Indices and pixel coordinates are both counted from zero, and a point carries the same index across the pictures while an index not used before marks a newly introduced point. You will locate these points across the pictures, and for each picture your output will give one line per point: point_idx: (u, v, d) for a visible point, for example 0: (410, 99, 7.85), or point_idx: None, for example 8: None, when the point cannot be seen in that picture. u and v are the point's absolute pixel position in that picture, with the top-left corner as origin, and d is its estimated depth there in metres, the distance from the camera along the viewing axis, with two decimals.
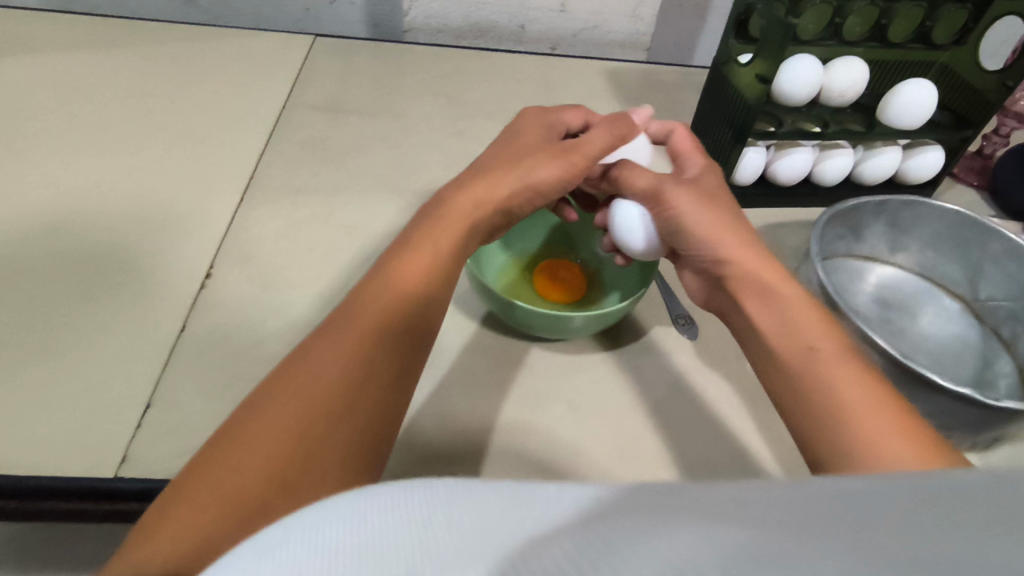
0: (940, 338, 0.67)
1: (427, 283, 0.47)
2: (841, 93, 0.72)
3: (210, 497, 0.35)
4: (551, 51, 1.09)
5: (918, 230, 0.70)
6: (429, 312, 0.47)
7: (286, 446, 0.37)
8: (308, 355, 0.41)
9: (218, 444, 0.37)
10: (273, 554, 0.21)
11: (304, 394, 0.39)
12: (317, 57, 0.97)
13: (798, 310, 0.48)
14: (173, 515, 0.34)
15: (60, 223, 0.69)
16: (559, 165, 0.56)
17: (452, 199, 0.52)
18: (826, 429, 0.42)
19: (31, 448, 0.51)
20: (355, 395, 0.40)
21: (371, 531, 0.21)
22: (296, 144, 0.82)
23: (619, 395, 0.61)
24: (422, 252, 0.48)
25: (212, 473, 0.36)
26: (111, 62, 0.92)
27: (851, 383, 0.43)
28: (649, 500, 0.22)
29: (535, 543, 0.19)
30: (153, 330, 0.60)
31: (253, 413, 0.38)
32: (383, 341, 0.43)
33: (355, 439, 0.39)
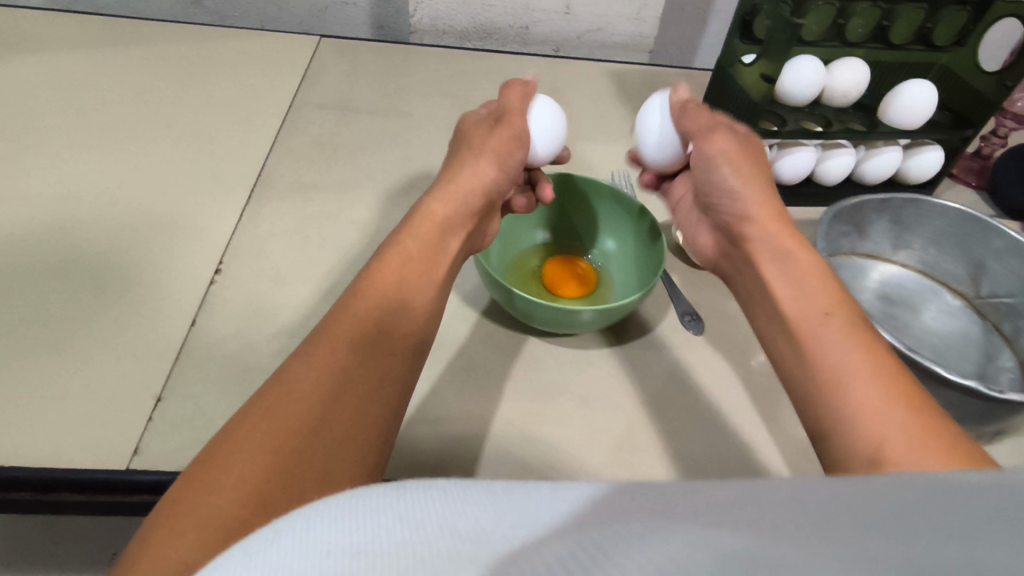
0: (942, 334, 0.68)
1: (402, 282, 0.48)
2: (844, 93, 0.73)
3: (186, 520, 0.31)
4: (555, 53, 1.10)
5: (921, 227, 0.71)
6: (407, 310, 0.47)
7: (265, 465, 0.34)
8: (283, 373, 0.39)
9: (194, 470, 0.34)
10: (263, 550, 0.21)
11: (281, 407, 0.37)
12: (324, 56, 0.98)
13: (810, 281, 0.49)
14: (148, 546, 0.30)
15: (71, 219, 0.69)
16: (499, 132, 0.60)
17: (424, 202, 0.56)
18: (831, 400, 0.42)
19: (43, 439, 0.51)
20: (336, 405, 0.38)
21: (362, 530, 0.21)
22: (304, 142, 0.83)
23: (627, 390, 0.62)
24: (390, 259, 0.49)
25: (186, 499, 0.32)
26: (119, 61, 0.92)
27: (854, 352, 0.43)
28: (640, 500, 0.22)
29: (526, 545, 0.19)
30: (165, 324, 0.60)
31: (228, 436, 0.36)
32: (359, 349, 0.42)
33: (337, 455, 0.37)
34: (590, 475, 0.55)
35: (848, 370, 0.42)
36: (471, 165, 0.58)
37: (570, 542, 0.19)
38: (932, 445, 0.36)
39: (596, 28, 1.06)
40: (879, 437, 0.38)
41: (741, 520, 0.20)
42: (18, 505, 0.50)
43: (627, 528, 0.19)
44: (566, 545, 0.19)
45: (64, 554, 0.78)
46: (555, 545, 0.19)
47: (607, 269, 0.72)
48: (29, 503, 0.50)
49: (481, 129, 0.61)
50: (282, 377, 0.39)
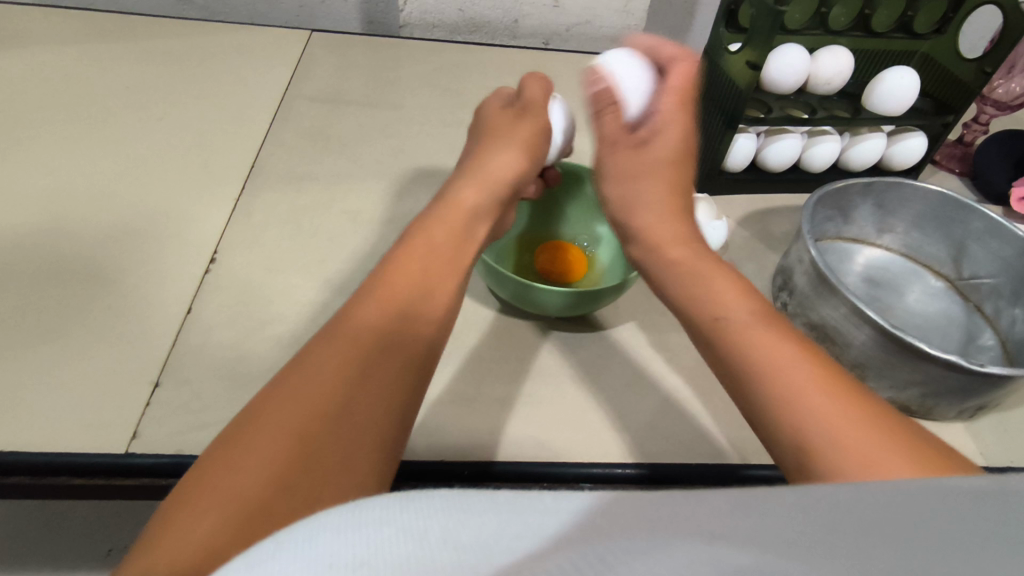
0: (925, 314, 0.70)
1: (425, 270, 0.47)
2: (828, 81, 0.74)
3: (212, 503, 0.31)
4: (543, 46, 1.11)
5: (903, 211, 0.73)
6: (430, 296, 0.46)
7: (288, 447, 0.34)
8: (307, 356, 0.39)
9: (218, 452, 0.34)
10: (266, 561, 0.21)
11: (302, 393, 0.37)
12: (314, 50, 0.98)
13: (713, 279, 0.48)
14: (175, 525, 0.30)
15: (64, 212, 0.70)
16: (529, 125, 0.61)
17: (453, 189, 0.55)
18: (751, 396, 0.40)
19: (41, 425, 0.51)
20: (362, 391, 0.38)
21: (364, 542, 0.21)
22: (296, 134, 0.83)
23: (619, 372, 0.63)
24: (417, 245, 0.48)
25: (212, 482, 0.32)
26: (109, 56, 0.92)
27: (766, 341, 0.42)
28: (642, 509, 0.23)
29: (531, 558, 0.20)
30: (160, 312, 0.61)
31: (252, 418, 0.36)
32: (383, 337, 0.42)
33: (359, 441, 0.37)
34: (583, 454, 0.56)
35: (766, 354, 0.41)
36: (501, 154, 0.58)
37: (574, 553, 0.19)
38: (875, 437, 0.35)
39: (584, 21, 1.07)
40: (817, 429, 0.36)
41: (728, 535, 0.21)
42: (17, 491, 0.50)
43: (628, 542, 0.20)
44: (569, 556, 0.19)
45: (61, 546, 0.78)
46: (556, 559, 0.19)
47: (596, 257, 0.73)
48: (29, 488, 0.49)
49: (506, 122, 0.62)
50: (305, 360, 0.39)
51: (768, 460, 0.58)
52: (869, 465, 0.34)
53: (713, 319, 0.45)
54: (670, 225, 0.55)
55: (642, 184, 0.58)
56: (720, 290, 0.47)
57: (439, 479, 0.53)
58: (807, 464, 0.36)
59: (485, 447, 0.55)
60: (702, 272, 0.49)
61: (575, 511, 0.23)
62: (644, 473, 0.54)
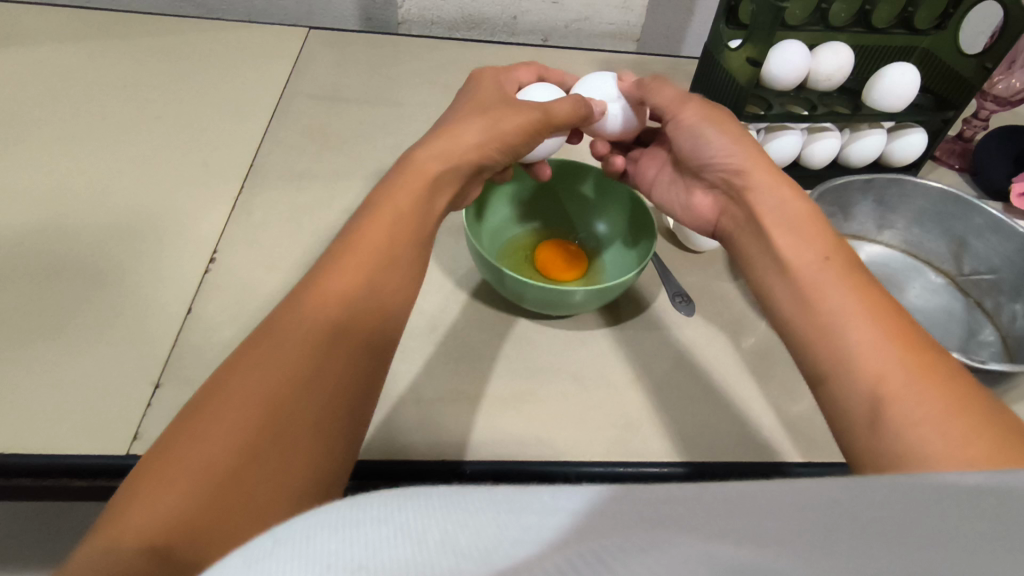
0: (926, 311, 0.69)
1: (388, 240, 0.46)
2: (828, 76, 0.74)
3: (177, 470, 0.32)
4: (543, 42, 1.10)
5: (904, 207, 0.73)
6: (396, 265, 0.46)
7: (255, 417, 0.35)
8: (271, 328, 0.39)
9: (181, 421, 0.34)
10: (262, 559, 0.20)
11: (267, 364, 0.37)
12: (312, 47, 0.98)
13: (809, 231, 0.51)
14: (137, 494, 0.31)
15: (63, 211, 0.69)
16: (518, 111, 0.58)
17: (415, 154, 0.53)
18: (833, 346, 0.43)
19: (41, 427, 0.51)
20: (326, 361, 0.39)
21: (361, 542, 0.20)
22: (295, 132, 0.83)
23: (621, 369, 0.63)
24: (382, 214, 0.47)
25: (176, 451, 0.33)
26: (106, 54, 0.92)
27: (852, 291, 0.45)
28: (641, 505, 0.22)
29: (528, 561, 0.19)
30: (160, 312, 0.60)
31: (215, 389, 0.36)
32: (347, 308, 0.42)
33: (326, 409, 0.37)
34: (585, 451, 0.56)
35: (846, 303, 0.44)
36: (479, 135, 0.56)
37: (570, 555, 0.19)
38: (945, 391, 0.38)
39: (583, 17, 1.07)
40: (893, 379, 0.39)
41: (728, 530, 0.20)
42: (18, 492, 0.50)
43: (627, 542, 0.19)
44: (567, 556, 0.19)
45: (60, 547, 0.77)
46: (550, 562, 0.19)
47: (602, 255, 0.72)
48: (31, 489, 0.50)
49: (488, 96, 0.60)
50: (269, 332, 0.39)
51: (770, 457, 0.58)
52: (942, 414, 0.36)
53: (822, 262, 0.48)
54: (770, 170, 0.55)
55: (738, 141, 0.57)
56: (813, 241, 0.50)
57: (441, 477, 0.53)
58: (879, 411, 0.39)
59: (486, 446, 0.55)
60: (800, 222, 0.52)
61: (576, 511, 0.22)
62: (646, 471, 0.54)
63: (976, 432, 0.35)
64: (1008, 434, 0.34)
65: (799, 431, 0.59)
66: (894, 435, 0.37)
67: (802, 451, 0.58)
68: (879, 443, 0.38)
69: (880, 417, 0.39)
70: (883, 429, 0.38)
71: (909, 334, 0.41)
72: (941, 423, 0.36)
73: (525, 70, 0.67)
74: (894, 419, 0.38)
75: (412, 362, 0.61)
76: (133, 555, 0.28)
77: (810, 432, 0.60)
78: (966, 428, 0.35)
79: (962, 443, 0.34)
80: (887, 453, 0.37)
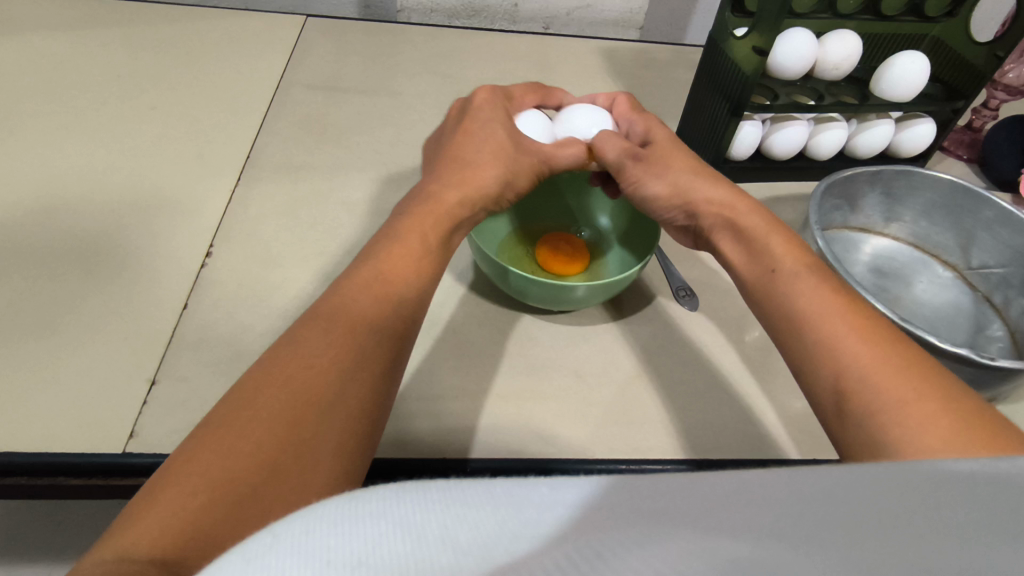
0: (934, 305, 0.69)
1: (409, 267, 0.46)
2: (835, 66, 0.72)
3: (200, 483, 0.31)
4: (544, 30, 1.08)
5: (912, 200, 0.72)
6: (421, 297, 0.46)
7: (279, 434, 0.34)
8: (298, 344, 0.39)
9: (204, 433, 0.33)
10: (262, 555, 0.19)
11: (292, 379, 0.36)
12: (310, 36, 0.96)
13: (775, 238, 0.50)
14: (157, 501, 0.30)
15: (58, 204, 0.68)
16: (532, 156, 0.56)
17: (431, 185, 0.52)
18: (804, 342, 0.43)
19: (37, 424, 0.51)
20: (351, 382, 0.38)
21: (361, 537, 0.19)
22: (293, 123, 0.82)
23: (623, 365, 0.62)
24: (408, 242, 0.47)
25: (198, 463, 0.32)
26: (100, 42, 0.90)
27: (815, 293, 0.45)
28: (637, 498, 0.21)
29: (523, 559, 0.18)
30: (156, 306, 0.60)
31: (241, 402, 0.35)
32: (373, 333, 0.41)
33: (348, 430, 0.37)
34: (587, 448, 0.55)
35: (813, 308, 0.44)
36: (497, 179, 0.54)
37: (567, 548, 0.18)
38: (924, 388, 0.37)
39: (585, 5, 1.05)
40: (876, 374, 0.38)
41: (728, 526, 0.19)
42: (13, 490, 0.49)
43: (623, 537, 0.18)
44: (563, 553, 0.18)
45: (61, 540, 0.76)
46: (544, 558, 0.17)
47: (608, 249, 0.71)
48: (28, 489, 0.49)
49: (504, 122, 0.57)
50: (299, 348, 0.39)
51: (775, 455, 0.57)
52: (904, 404, 0.36)
53: (770, 272, 0.48)
54: (732, 198, 0.55)
55: (676, 188, 0.56)
56: (775, 251, 0.49)
57: (441, 473, 0.52)
58: (844, 405, 0.39)
59: (487, 443, 0.55)
60: (760, 233, 0.51)
61: (572, 507, 0.21)
62: (649, 468, 0.53)
63: (937, 416, 0.35)
64: (977, 421, 0.34)
65: (804, 428, 0.59)
66: (858, 427, 0.37)
67: (807, 448, 0.57)
68: (848, 434, 0.38)
69: (846, 411, 0.39)
70: (849, 420, 0.38)
71: (875, 330, 0.41)
72: (902, 411, 0.36)
73: (529, 94, 0.64)
74: (861, 409, 0.38)
75: (412, 358, 0.60)
76: (145, 564, 0.27)
77: (815, 429, 0.59)
78: (933, 416, 0.35)
79: (925, 427, 0.35)
80: (862, 445, 0.37)
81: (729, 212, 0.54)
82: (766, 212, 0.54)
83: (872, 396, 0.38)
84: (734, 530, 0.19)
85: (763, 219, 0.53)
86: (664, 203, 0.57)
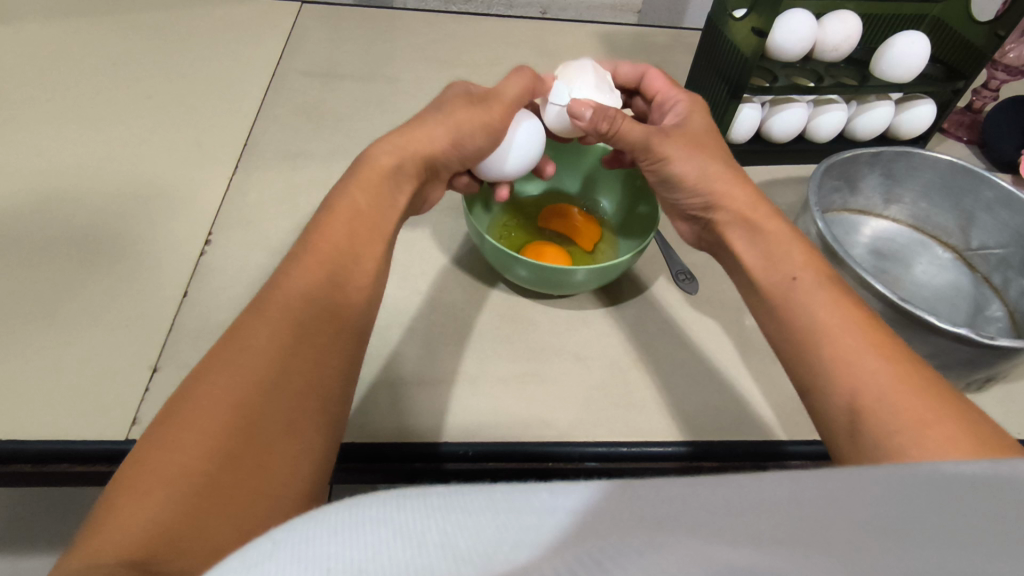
0: (934, 286, 0.69)
1: (351, 233, 0.47)
2: (835, 47, 0.72)
3: (153, 483, 0.31)
4: (542, 15, 1.08)
5: (911, 181, 0.72)
6: (360, 264, 0.46)
7: (227, 421, 0.34)
8: (234, 334, 0.39)
9: (153, 431, 0.34)
10: (261, 563, 0.19)
11: (237, 364, 0.37)
12: (305, 22, 0.96)
13: (776, 240, 0.50)
14: (116, 504, 0.30)
15: (55, 193, 0.68)
16: (472, 105, 0.56)
17: (371, 150, 0.53)
18: (804, 356, 0.43)
19: (38, 414, 0.51)
20: (295, 361, 0.39)
21: (360, 545, 0.19)
22: (288, 111, 0.81)
23: (622, 349, 0.62)
24: (341, 210, 0.48)
25: (147, 462, 0.32)
26: (93, 31, 0.90)
27: (831, 305, 0.43)
28: (640, 499, 0.21)
29: (524, 566, 0.18)
30: (156, 295, 0.60)
31: (186, 397, 0.35)
32: (312, 306, 0.42)
33: (298, 408, 0.37)
34: (589, 430, 0.55)
35: (827, 318, 0.43)
36: (436, 127, 0.55)
37: (569, 557, 0.18)
38: (936, 408, 0.36)
39: None
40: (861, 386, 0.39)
41: (726, 530, 0.19)
42: (17, 478, 0.50)
43: (624, 541, 0.18)
44: (570, 558, 0.18)
45: (70, 528, 0.77)
46: (544, 566, 0.18)
47: (603, 244, 0.69)
48: (31, 476, 0.49)
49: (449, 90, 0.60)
50: (235, 337, 0.39)
51: (775, 435, 0.57)
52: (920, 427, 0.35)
53: (788, 280, 0.46)
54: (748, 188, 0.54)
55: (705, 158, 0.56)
56: (789, 257, 0.48)
57: (444, 458, 0.52)
58: (858, 424, 0.38)
59: (487, 428, 0.55)
60: (778, 237, 0.50)
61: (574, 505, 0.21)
62: (650, 451, 0.54)
63: (930, 425, 0.35)
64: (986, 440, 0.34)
65: (805, 409, 0.59)
66: (869, 445, 0.37)
67: (806, 427, 0.58)
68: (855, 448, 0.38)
69: (858, 430, 0.38)
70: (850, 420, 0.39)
71: (851, 321, 0.42)
72: (921, 434, 0.35)
73: None
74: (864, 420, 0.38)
75: (413, 342, 0.61)
76: (115, 566, 0.27)
77: None
78: (944, 434, 0.34)
79: (921, 432, 0.35)
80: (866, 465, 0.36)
81: (747, 208, 0.53)
82: (781, 217, 0.52)
83: (885, 413, 0.37)
84: (735, 537, 0.19)
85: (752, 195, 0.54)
86: (688, 188, 0.56)
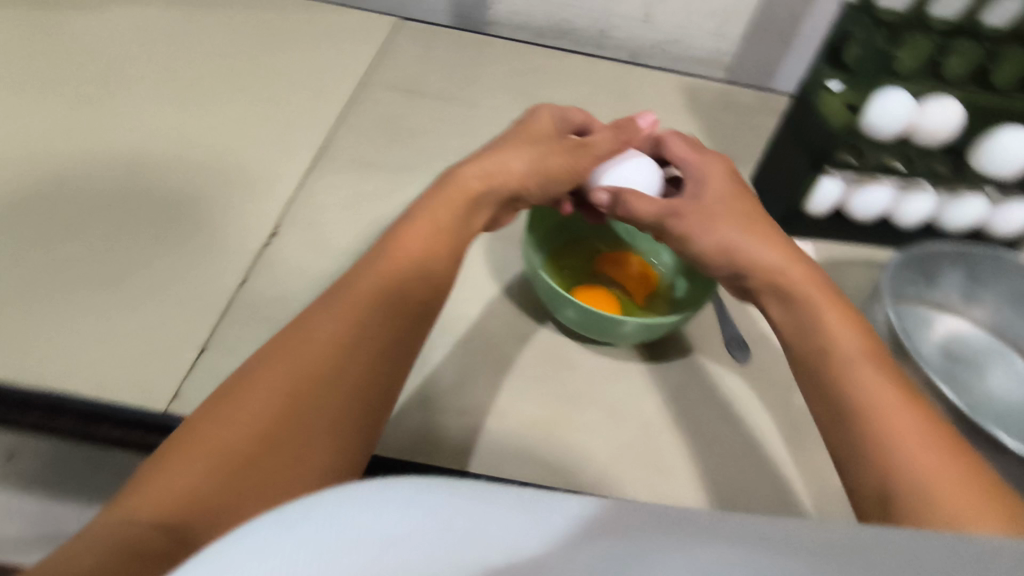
0: (1006, 399, 0.64)
1: (426, 246, 0.47)
2: (931, 135, 0.67)
3: (199, 452, 0.33)
4: (630, 60, 1.06)
5: (997, 284, 0.67)
6: (431, 276, 0.47)
7: (278, 408, 0.36)
8: (304, 324, 0.41)
9: (210, 405, 0.36)
10: (282, 534, 0.19)
11: (299, 355, 0.38)
12: (399, 38, 0.99)
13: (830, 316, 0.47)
14: (162, 466, 0.32)
15: (143, 168, 0.72)
16: (566, 150, 0.57)
17: (459, 172, 0.53)
18: (846, 432, 0.41)
19: (91, 374, 0.53)
20: (354, 361, 0.39)
21: (381, 534, 0.19)
22: (369, 121, 0.84)
23: (661, 409, 0.60)
24: (422, 222, 0.49)
25: (198, 432, 0.34)
26: (204, 21, 0.95)
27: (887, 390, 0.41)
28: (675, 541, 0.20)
29: None
30: (217, 278, 0.62)
31: (247, 376, 0.37)
32: (379, 310, 0.42)
33: (346, 408, 0.38)
34: (613, 489, 0.54)
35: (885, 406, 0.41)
36: (528, 166, 0.55)
37: None
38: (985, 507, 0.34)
39: (675, 40, 1.03)
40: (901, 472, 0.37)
41: None
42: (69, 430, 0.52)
43: None
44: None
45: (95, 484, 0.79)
46: None
47: (659, 300, 0.67)
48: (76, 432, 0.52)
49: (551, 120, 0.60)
50: (301, 327, 0.40)
51: None
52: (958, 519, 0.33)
53: (819, 349, 0.45)
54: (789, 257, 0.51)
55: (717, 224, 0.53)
56: (829, 325, 0.46)
57: None
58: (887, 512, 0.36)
59: (509, 466, 0.54)
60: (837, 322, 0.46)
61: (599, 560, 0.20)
62: None
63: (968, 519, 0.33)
64: None
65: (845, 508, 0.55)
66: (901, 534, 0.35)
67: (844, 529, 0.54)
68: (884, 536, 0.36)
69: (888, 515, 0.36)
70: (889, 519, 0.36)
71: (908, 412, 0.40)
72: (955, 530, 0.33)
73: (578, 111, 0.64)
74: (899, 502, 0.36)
75: (450, 366, 0.60)
76: (149, 527, 0.29)
77: None
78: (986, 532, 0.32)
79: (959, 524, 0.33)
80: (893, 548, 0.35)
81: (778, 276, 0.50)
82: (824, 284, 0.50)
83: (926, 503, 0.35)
84: None
85: (805, 271, 0.50)
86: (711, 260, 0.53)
